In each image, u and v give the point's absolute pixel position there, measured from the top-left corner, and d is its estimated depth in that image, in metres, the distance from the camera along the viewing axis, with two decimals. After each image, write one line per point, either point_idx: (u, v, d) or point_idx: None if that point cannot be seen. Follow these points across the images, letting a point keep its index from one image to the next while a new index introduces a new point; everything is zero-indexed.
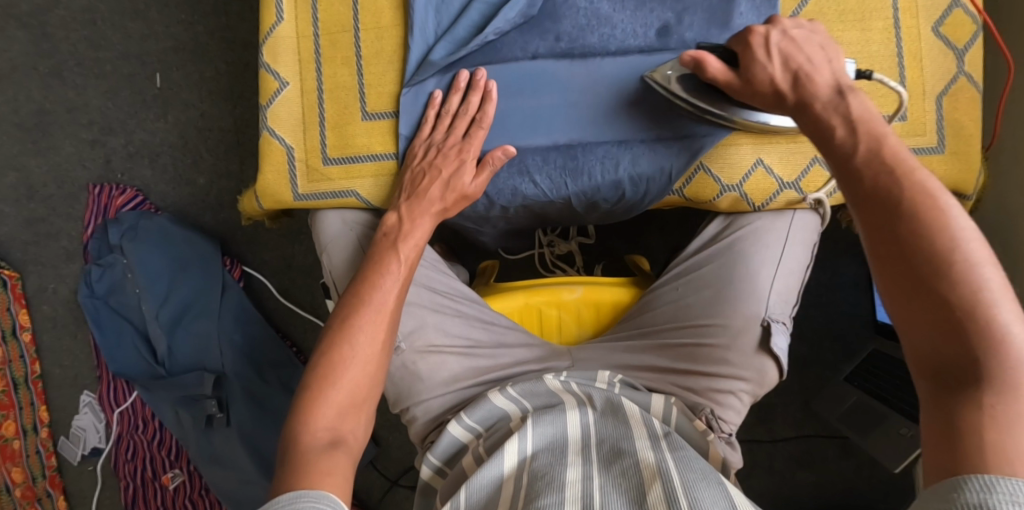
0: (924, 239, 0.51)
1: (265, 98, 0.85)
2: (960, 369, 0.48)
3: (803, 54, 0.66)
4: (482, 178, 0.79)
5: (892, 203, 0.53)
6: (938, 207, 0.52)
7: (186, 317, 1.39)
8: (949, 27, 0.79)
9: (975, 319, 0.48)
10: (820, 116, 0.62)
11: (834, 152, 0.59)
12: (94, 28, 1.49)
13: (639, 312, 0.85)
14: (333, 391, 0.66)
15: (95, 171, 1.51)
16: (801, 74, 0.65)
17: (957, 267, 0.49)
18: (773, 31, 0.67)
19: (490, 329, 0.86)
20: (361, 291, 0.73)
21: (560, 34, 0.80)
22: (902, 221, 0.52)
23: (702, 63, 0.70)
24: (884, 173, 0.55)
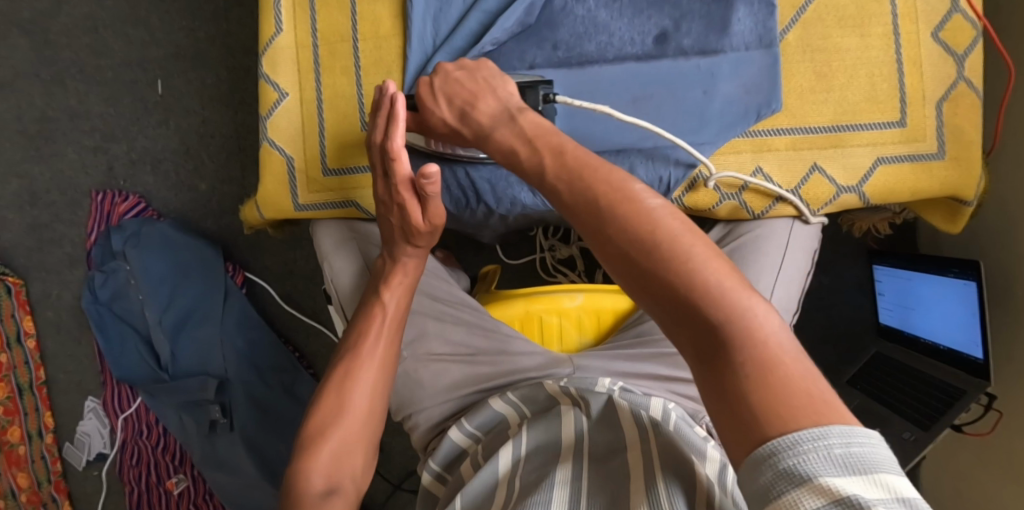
0: (625, 234, 0.55)
1: (265, 108, 0.85)
2: (710, 340, 0.50)
3: (464, 90, 0.72)
4: (433, 210, 0.73)
5: (593, 209, 0.57)
6: (637, 207, 0.55)
7: (188, 322, 1.39)
8: (949, 32, 0.78)
9: (699, 293, 0.51)
10: (506, 144, 0.67)
11: (529, 172, 0.64)
12: (95, 35, 1.49)
13: (639, 321, 0.86)
14: (329, 438, 0.71)
15: (98, 178, 1.51)
16: (467, 108, 0.71)
17: (664, 253, 0.53)
18: (436, 78, 0.73)
19: (489, 336, 0.85)
20: (354, 342, 0.77)
21: (558, 43, 0.80)
22: (608, 226, 0.56)
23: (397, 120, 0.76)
24: (577, 184, 0.59)
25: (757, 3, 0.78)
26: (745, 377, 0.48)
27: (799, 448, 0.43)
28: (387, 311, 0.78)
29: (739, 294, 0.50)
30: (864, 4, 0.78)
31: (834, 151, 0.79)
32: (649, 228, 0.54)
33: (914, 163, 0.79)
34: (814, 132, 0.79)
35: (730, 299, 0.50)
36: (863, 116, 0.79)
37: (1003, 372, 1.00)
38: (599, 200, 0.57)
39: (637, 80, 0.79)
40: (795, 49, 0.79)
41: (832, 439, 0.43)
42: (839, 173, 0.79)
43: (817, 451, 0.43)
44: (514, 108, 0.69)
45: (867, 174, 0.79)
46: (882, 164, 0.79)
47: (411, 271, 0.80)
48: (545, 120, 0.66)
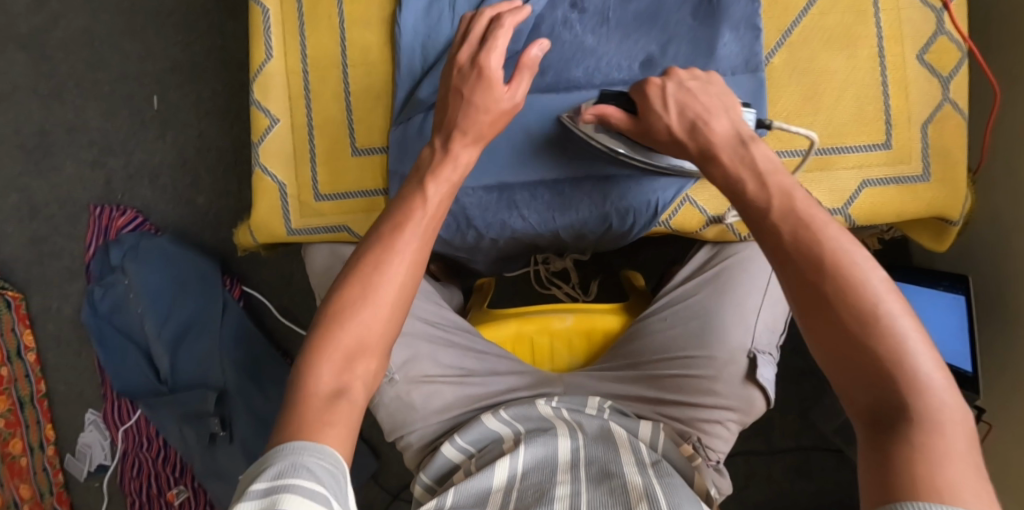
0: (848, 292, 0.49)
1: (258, 134, 0.87)
2: (890, 414, 0.46)
3: (699, 104, 0.66)
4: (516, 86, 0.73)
5: (806, 254, 0.52)
6: (851, 262, 0.50)
7: (186, 335, 1.40)
8: (935, 54, 0.79)
9: (898, 366, 0.47)
10: (728, 170, 0.60)
11: (753, 206, 0.57)
12: (92, 50, 1.50)
13: (627, 342, 0.86)
14: (343, 331, 0.58)
15: (96, 192, 1.52)
16: (698, 122, 0.65)
17: (875, 319, 0.48)
18: (669, 82, 0.68)
19: (480, 358, 0.87)
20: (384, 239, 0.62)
21: (547, 68, 0.80)
22: (804, 265, 0.51)
23: (604, 117, 0.72)
24: (800, 226, 0.53)
25: (742, 27, 0.78)
26: (918, 459, 0.43)
27: None
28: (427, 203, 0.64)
29: (939, 389, 0.46)
30: (850, 26, 0.79)
31: (819, 174, 0.80)
32: (855, 287, 0.49)
33: (901, 185, 0.79)
34: (800, 155, 0.79)
35: (924, 381, 0.46)
36: (849, 138, 0.79)
37: (993, 384, 1.01)
38: (811, 238, 0.52)
39: None
40: (782, 73, 0.79)
41: None
42: (824, 195, 0.80)
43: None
44: (736, 134, 0.63)
45: (853, 196, 0.79)
46: (867, 186, 0.79)
47: (459, 168, 0.69)
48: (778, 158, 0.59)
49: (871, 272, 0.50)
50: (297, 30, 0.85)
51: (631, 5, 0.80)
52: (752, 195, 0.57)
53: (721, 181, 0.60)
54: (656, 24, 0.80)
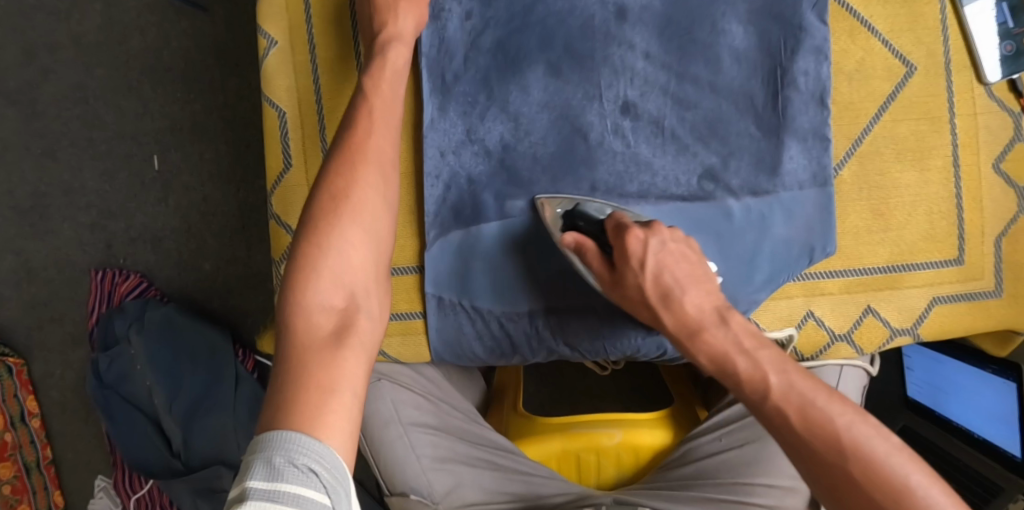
0: (859, 475, 0.54)
1: (277, 252, 0.82)
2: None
3: (677, 266, 0.65)
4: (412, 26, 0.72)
5: (812, 442, 0.56)
6: (852, 436, 0.55)
7: (199, 410, 1.34)
8: (1013, 162, 0.74)
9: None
10: (717, 348, 0.62)
11: (751, 392, 0.60)
12: (86, 107, 1.42)
13: (680, 463, 0.81)
14: (321, 265, 0.60)
15: (96, 255, 1.45)
16: (670, 291, 0.64)
17: (885, 481, 0.54)
18: (652, 237, 0.65)
19: (526, 481, 0.79)
20: (336, 190, 0.63)
21: (597, 183, 0.75)
22: (813, 442, 0.56)
23: (583, 248, 0.69)
24: (806, 406, 0.57)
25: (811, 139, 0.73)
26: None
27: None
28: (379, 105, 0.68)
29: None
30: (923, 135, 0.73)
31: (888, 293, 0.74)
32: (862, 459, 0.55)
33: (971, 302, 0.75)
34: (868, 273, 0.74)
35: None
36: (919, 255, 0.74)
37: None
38: (819, 428, 0.56)
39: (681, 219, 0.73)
40: (851, 186, 0.74)
41: None
42: (893, 315, 0.75)
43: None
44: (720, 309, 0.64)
45: (923, 315, 0.75)
46: (938, 304, 0.75)
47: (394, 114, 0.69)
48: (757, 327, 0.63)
49: (874, 440, 0.55)
50: (319, 138, 0.82)
51: (688, 114, 0.74)
52: (739, 376, 0.60)
53: (712, 368, 0.62)
54: (716, 134, 0.74)
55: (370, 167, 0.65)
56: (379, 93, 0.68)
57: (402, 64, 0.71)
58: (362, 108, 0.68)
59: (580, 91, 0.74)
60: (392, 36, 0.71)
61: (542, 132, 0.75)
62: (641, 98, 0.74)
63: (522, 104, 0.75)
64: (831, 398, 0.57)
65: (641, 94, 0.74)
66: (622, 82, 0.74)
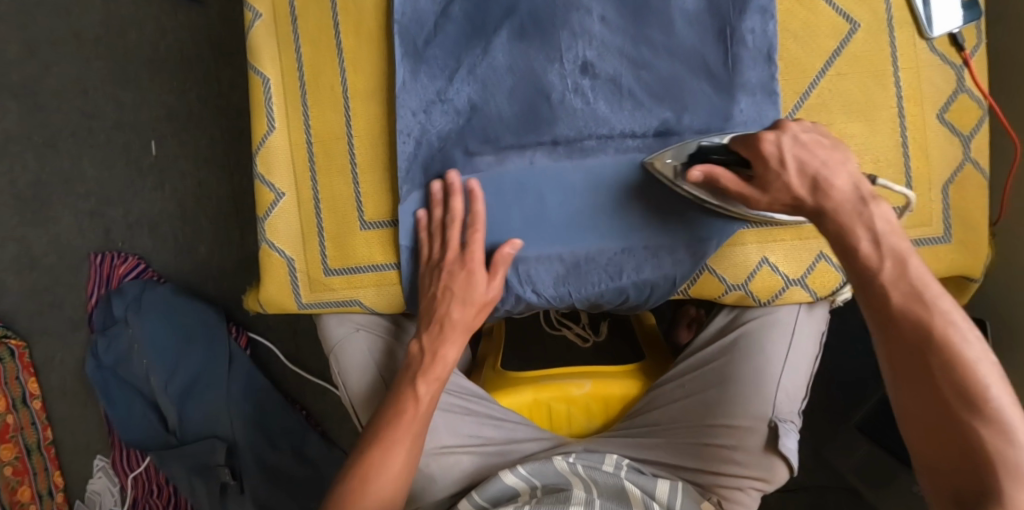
0: (951, 371, 0.54)
1: (263, 209, 0.85)
2: (982, 494, 0.52)
3: (816, 159, 0.65)
4: (496, 282, 0.78)
5: (907, 333, 0.57)
6: (949, 336, 0.55)
7: (194, 388, 1.38)
8: (955, 113, 0.77)
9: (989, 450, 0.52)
10: (843, 228, 0.62)
11: (866, 270, 0.60)
12: (86, 98, 1.48)
13: (645, 408, 0.85)
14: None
15: (95, 241, 1.50)
16: (818, 181, 0.65)
17: (973, 394, 0.53)
18: (784, 136, 0.67)
19: (498, 426, 0.85)
20: (381, 428, 0.76)
21: (558, 137, 0.79)
22: (902, 332, 0.57)
23: (714, 176, 0.69)
24: (912, 298, 0.57)
25: (759, 93, 0.76)
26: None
27: None
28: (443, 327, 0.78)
29: None
30: (868, 89, 0.76)
31: None
32: (954, 364, 0.54)
33: (921, 248, 0.78)
34: None
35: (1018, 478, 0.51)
36: None
37: None
38: (914, 314, 0.57)
39: (642, 174, 0.77)
40: None
41: None
42: None
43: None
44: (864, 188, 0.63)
45: None
46: None
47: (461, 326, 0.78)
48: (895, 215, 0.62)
49: (971, 346, 0.55)
50: (300, 104, 0.85)
51: (643, 73, 0.78)
52: (856, 251, 0.61)
53: (834, 243, 0.63)
54: (670, 92, 0.77)
55: (423, 384, 0.77)
56: (445, 343, 0.78)
57: (481, 285, 0.77)
58: (428, 362, 0.78)
59: (542, 54, 0.78)
60: (457, 222, 0.77)
61: (506, 92, 0.79)
62: (598, 58, 0.78)
63: (487, 65, 0.79)
64: (942, 294, 0.57)
65: (599, 55, 0.78)
66: (581, 45, 0.78)
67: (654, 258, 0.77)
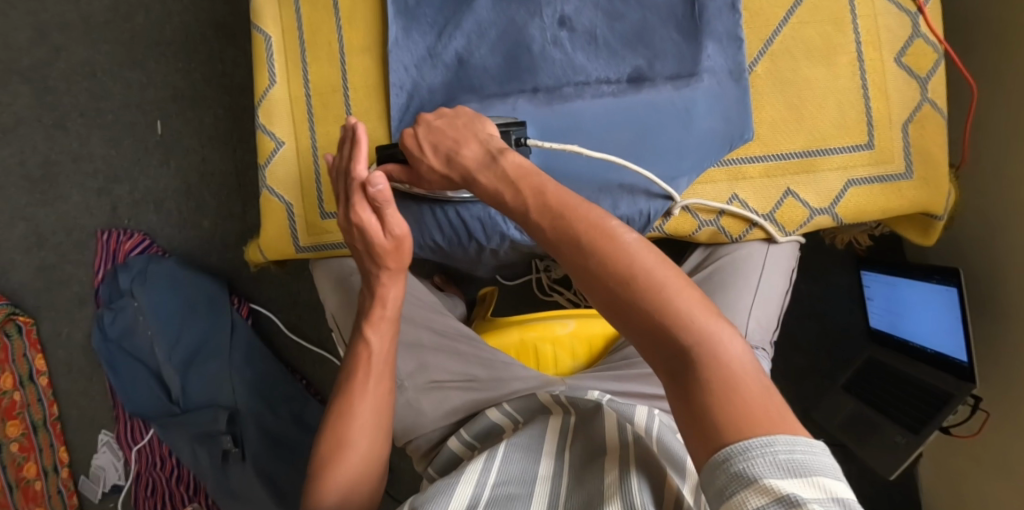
0: (607, 267, 0.56)
1: (264, 157, 0.90)
2: (681, 361, 0.53)
3: (447, 138, 0.73)
4: (395, 217, 0.72)
5: (575, 243, 0.59)
6: (605, 232, 0.58)
7: (198, 357, 1.42)
8: (912, 57, 0.82)
9: (666, 321, 0.54)
10: (490, 189, 0.67)
11: (514, 212, 0.64)
12: (94, 80, 1.53)
13: (627, 343, 0.89)
14: (328, 469, 0.73)
15: (102, 218, 1.55)
16: (449, 155, 0.72)
17: (631, 277, 0.55)
18: (419, 128, 0.75)
19: (486, 364, 0.88)
20: (346, 382, 0.77)
21: (539, 86, 0.84)
22: (569, 256, 0.59)
23: (390, 175, 0.80)
24: (557, 218, 0.60)
25: (725, 40, 0.81)
26: (710, 399, 0.51)
27: (752, 456, 0.47)
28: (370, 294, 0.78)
29: (707, 322, 0.53)
30: (828, 35, 0.82)
31: (807, 176, 0.83)
32: (615, 259, 0.56)
33: (884, 183, 0.83)
34: (786, 159, 0.83)
35: (702, 334, 0.53)
36: (833, 141, 0.82)
37: (990, 372, 1.03)
38: (568, 225, 0.59)
39: (619, 117, 0.82)
40: (765, 81, 0.83)
41: (777, 447, 0.47)
42: (812, 197, 0.83)
43: (764, 456, 0.47)
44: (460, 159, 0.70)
45: (839, 196, 0.83)
46: (853, 186, 0.83)
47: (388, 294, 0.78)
48: (527, 161, 0.66)
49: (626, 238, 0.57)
50: (299, 59, 0.90)
51: (617, 24, 0.83)
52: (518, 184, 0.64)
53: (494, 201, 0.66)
54: (643, 41, 0.82)
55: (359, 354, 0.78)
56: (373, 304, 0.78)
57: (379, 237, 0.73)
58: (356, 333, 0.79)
59: (523, 8, 0.84)
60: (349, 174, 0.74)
61: (490, 44, 0.84)
62: (576, 12, 0.83)
63: (471, 20, 0.84)
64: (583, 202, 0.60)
65: (576, 8, 0.83)
66: None
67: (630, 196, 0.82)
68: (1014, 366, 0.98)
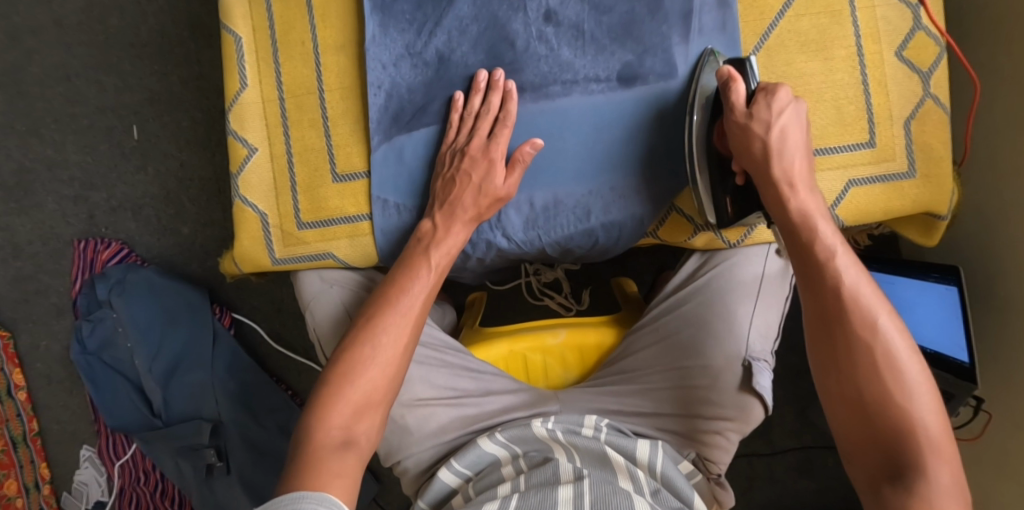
0: (871, 373, 0.62)
1: (236, 166, 0.86)
2: (901, 472, 0.59)
3: (794, 137, 0.69)
4: (514, 178, 0.78)
5: (843, 331, 0.63)
6: (881, 339, 0.62)
7: (178, 367, 1.38)
8: (913, 50, 0.79)
9: (908, 440, 0.59)
10: (786, 204, 0.68)
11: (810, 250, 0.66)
12: (68, 84, 1.48)
13: (620, 357, 0.85)
14: (347, 393, 0.69)
15: (79, 227, 1.50)
16: (783, 161, 0.68)
17: (894, 391, 0.61)
18: (789, 104, 0.69)
19: (474, 378, 0.85)
20: (365, 326, 0.73)
21: (525, 84, 0.80)
22: (839, 334, 0.63)
23: (732, 83, 0.71)
24: (850, 297, 0.63)
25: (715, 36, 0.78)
26: None
27: None
28: (433, 265, 0.76)
29: (942, 465, 0.58)
30: (825, 28, 0.78)
31: None
32: (887, 359, 0.61)
33: (886, 183, 0.80)
34: None
35: (935, 458, 0.58)
36: (832, 140, 0.79)
37: (991, 371, 1.00)
38: (856, 306, 0.63)
39: (603, 119, 0.79)
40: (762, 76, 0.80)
41: None
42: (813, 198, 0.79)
43: None
44: (796, 175, 0.68)
45: (840, 197, 0.80)
46: (853, 186, 0.79)
47: (439, 261, 0.77)
48: (830, 225, 0.67)
49: (897, 336, 0.62)
50: (271, 60, 0.85)
51: (604, 18, 0.79)
52: (811, 244, 0.66)
53: (779, 215, 0.69)
54: (631, 35, 0.79)
55: (394, 315, 0.73)
56: (420, 274, 0.76)
57: (504, 183, 0.78)
58: (394, 297, 0.74)
59: (506, 2, 0.79)
60: (499, 120, 0.79)
61: (472, 40, 0.80)
62: (561, 6, 0.79)
63: (452, 15, 0.80)
64: (877, 292, 0.64)
65: (562, 2, 0.79)
66: None
67: (621, 196, 0.80)
68: (1015, 366, 0.95)
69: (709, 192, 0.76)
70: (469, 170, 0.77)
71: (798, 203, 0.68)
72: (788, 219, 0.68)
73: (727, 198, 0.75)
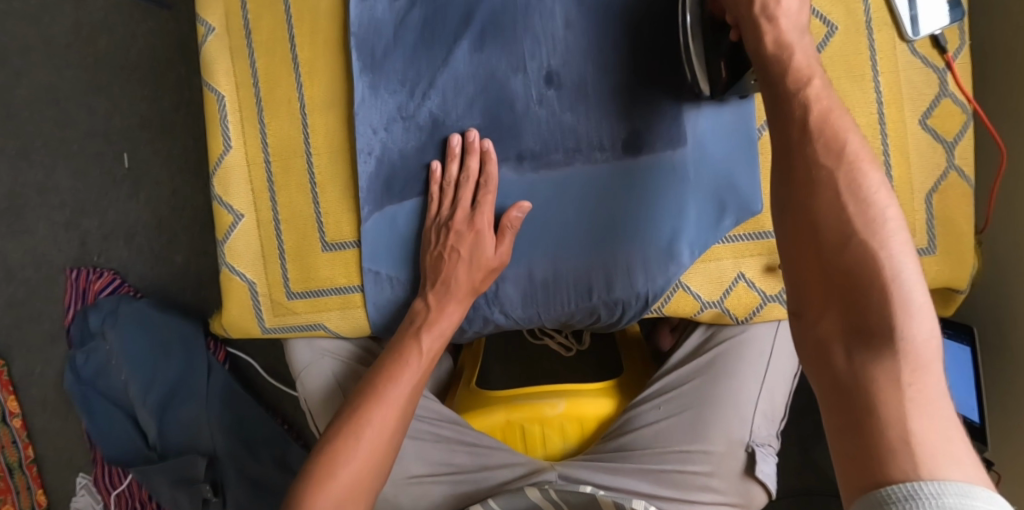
0: (833, 218, 0.53)
1: (221, 232, 0.82)
2: (868, 332, 0.49)
3: None
4: (505, 245, 0.74)
5: (807, 177, 0.55)
6: (851, 176, 0.54)
7: (173, 400, 1.33)
8: (938, 119, 0.74)
9: (876, 288, 0.49)
10: (764, 44, 0.61)
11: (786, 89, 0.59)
12: (58, 108, 1.44)
13: (620, 431, 0.81)
14: (330, 484, 0.66)
15: (71, 254, 1.46)
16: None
17: (865, 230, 0.51)
18: None
19: (471, 453, 0.81)
20: (352, 415, 0.70)
21: (524, 151, 0.75)
22: (799, 170, 0.56)
23: None
24: (819, 133, 0.56)
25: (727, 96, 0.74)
26: (888, 381, 0.46)
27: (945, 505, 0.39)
28: (422, 352, 0.73)
29: (918, 319, 0.47)
30: (846, 92, 0.73)
31: None
32: (852, 191, 0.53)
33: None
34: None
35: (910, 309, 0.48)
36: None
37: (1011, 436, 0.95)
38: (827, 138, 0.55)
39: (605, 189, 0.75)
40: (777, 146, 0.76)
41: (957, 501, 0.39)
42: None
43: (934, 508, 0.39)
44: (780, 9, 0.62)
45: None
46: None
47: (430, 347, 0.73)
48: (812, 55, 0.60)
49: (870, 171, 0.54)
50: (256, 119, 0.81)
51: (609, 80, 0.74)
52: (782, 75, 0.60)
53: (754, 52, 0.62)
54: (638, 98, 0.74)
55: (379, 402, 0.70)
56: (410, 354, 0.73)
57: (495, 253, 0.74)
58: (383, 381, 0.72)
59: (504, 62, 0.75)
60: (479, 184, 0.75)
61: (468, 102, 0.76)
62: (564, 67, 0.74)
63: (447, 75, 0.75)
64: (851, 121, 0.56)
65: (564, 63, 0.74)
66: (544, 52, 0.74)
67: (628, 272, 0.75)
68: None
69: (703, 59, 0.69)
70: (459, 245, 0.73)
71: (777, 35, 0.61)
72: (762, 55, 0.62)
73: (722, 64, 0.68)
